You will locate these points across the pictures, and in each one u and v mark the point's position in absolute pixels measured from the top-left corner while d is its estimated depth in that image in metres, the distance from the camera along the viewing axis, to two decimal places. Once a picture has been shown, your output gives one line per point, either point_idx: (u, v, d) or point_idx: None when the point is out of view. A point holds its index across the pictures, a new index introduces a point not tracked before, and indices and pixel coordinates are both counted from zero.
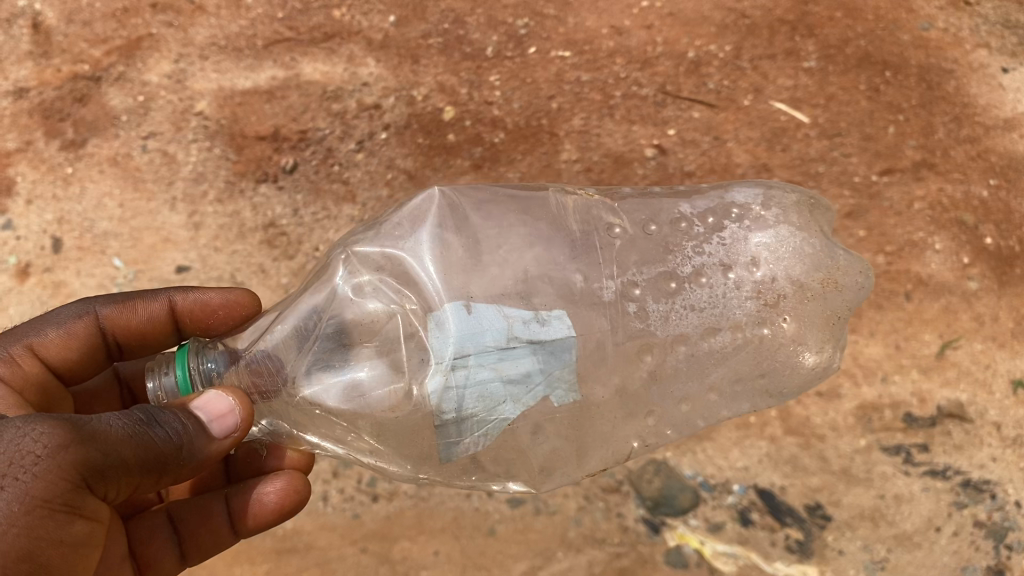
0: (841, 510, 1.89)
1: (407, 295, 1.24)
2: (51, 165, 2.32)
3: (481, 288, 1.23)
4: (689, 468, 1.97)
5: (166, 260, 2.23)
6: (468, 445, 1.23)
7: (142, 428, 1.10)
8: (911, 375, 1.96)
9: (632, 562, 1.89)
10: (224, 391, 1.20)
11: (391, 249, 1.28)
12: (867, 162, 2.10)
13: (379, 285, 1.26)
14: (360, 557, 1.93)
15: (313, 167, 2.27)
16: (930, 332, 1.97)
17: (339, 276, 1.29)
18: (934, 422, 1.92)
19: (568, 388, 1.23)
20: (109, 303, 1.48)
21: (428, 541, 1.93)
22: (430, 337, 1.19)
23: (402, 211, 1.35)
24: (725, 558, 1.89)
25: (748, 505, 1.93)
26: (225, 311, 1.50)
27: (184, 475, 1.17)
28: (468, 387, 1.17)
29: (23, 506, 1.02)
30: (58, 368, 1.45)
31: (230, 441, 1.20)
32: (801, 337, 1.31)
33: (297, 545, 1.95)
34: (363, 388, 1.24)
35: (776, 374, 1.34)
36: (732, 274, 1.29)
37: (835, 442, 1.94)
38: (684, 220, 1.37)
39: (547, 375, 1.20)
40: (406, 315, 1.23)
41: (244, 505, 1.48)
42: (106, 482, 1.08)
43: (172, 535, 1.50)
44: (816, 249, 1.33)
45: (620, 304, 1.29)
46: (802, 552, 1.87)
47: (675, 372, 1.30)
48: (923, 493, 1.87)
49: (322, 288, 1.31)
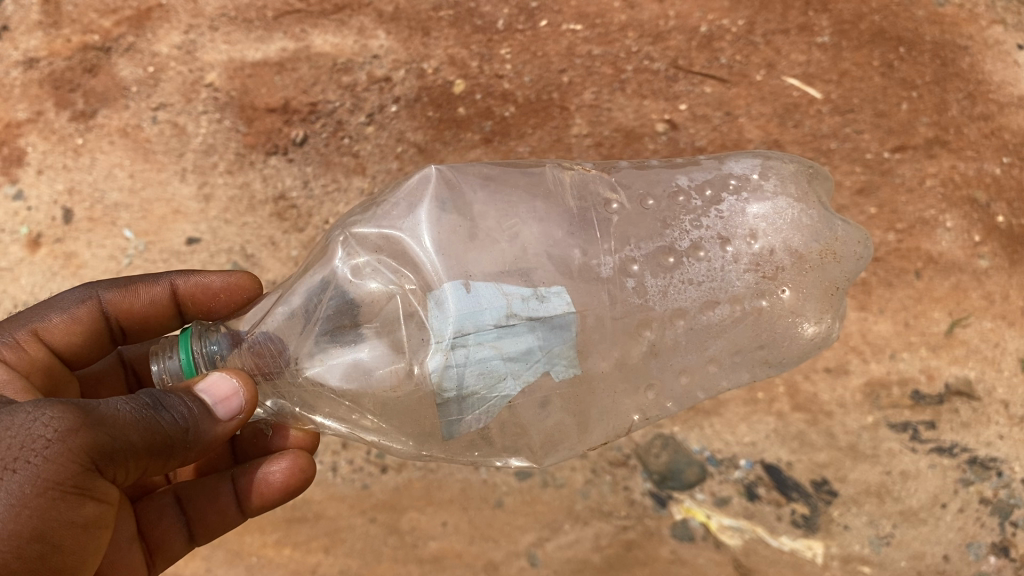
0: (848, 485, 1.91)
1: (406, 275, 1.24)
2: (61, 136, 2.32)
3: (479, 268, 1.23)
4: (697, 442, 1.98)
5: (177, 233, 2.23)
6: (470, 422, 1.23)
7: (150, 412, 1.11)
8: (919, 352, 1.97)
9: (638, 535, 1.90)
10: (228, 373, 1.21)
11: (388, 229, 1.27)
12: (880, 139, 2.09)
13: (378, 265, 1.26)
14: (370, 527, 1.93)
15: (323, 139, 2.27)
16: (939, 310, 1.98)
17: (337, 258, 1.29)
18: (942, 399, 1.93)
19: (569, 363, 1.24)
20: (111, 287, 1.48)
21: (437, 511, 1.93)
22: (430, 317, 1.20)
23: (399, 190, 1.34)
24: (731, 532, 1.90)
25: (755, 480, 1.94)
26: (227, 295, 1.51)
27: (189, 459, 1.19)
28: (469, 365, 1.18)
29: (35, 488, 1.02)
30: (63, 352, 1.46)
31: (236, 422, 1.21)
32: (799, 308, 1.32)
33: (306, 515, 1.95)
34: (366, 367, 1.25)
35: (776, 345, 1.35)
36: (730, 247, 1.29)
37: (842, 419, 1.96)
38: (682, 192, 1.36)
39: (548, 352, 1.21)
40: (406, 296, 1.23)
41: (249, 485, 1.49)
42: (118, 465, 1.09)
43: (181, 515, 1.52)
44: (814, 220, 1.33)
45: (619, 279, 1.29)
46: (808, 527, 1.89)
47: (674, 345, 1.31)
48: (929, 470, 1.88)
49: (322, 267, 1.31)
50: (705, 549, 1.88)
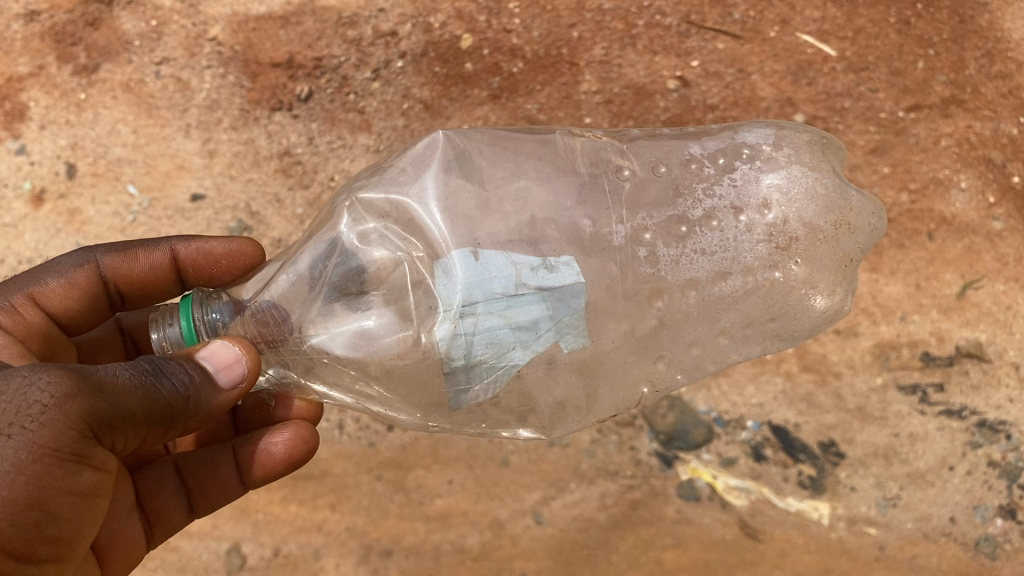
0: (855, 447, 1.91)
1: (413, 243, 1.22)
2: (64, 91, 2.26)
3: (488, 235, 1.21)
4: (704, 403, 1.96)
5: (181, 189, 2.23)
6: (478, 392, 1.24)
7: (149, 378, 1.10)
8: (930, 315, 1.96)
9: (645, 495, 1.89)
10: (230, 340, 1.20)
11: (395, 195, 1.26)
12: (895, 97, 2.03)
13: (385, 233, 1.24)
14: (376, 485, 1.90)
15: (328, 95, 2.22)
16: (951, 272, 1.97)
17: (344, 224, 1.27)
18: (952, 361, 1.93)
19: (578, 333, 1.22)
20: (110, 251, 1.47)
21: (442, 470, 1.91)
22: (437, 285, 1.18)
23: (406, 155, 1.32)
24: (737, 492, 1.89)
25: (762, 441, 1.93)
26: (228, 261, 1.49)
27: (190, 427, 1.17)
28: (477, 333, 1.17)
29: (31, 455, 1.01)
30: (60, 318, 1.44)
31: (238, 389, 1.19)
32: (813, 280, 1.30)
33: (312, 472, 1.92)
34: (372, 335, 1.23)
35: (788, 317, 1.33)
36: (743, 216, 1.27)
37: (851, 380, 1.95)
38: (694, 160, 1.33)
39: (557, 322, 1.20)
40: (413, 263, 1.21)
41: (249, 456, 1.48)
42: (116, 432, 1.08)
43: (179, 483, 1.51)
44: (828, 189, 1.30)
45: (630, 248, 1.27)
46: (815, 488, 1.88)
47: (685, 317, 1.29)
48: (937, 433, 1.88)
49: (328, 233, 1.29)
50: (711, 509, 1.87)
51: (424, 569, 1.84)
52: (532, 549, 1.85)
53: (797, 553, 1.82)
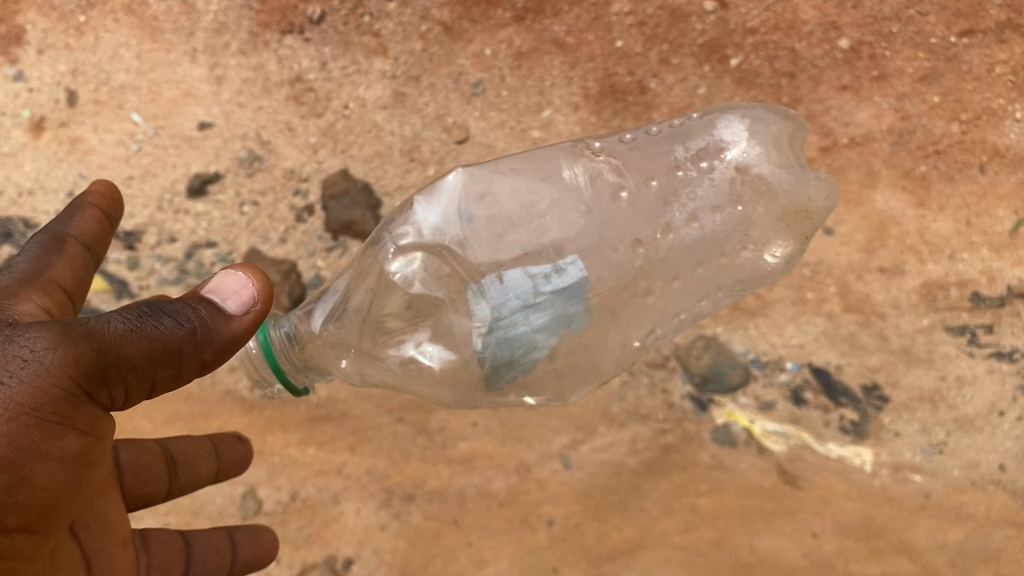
0: (899, 391, 1.81)
1: (451, 283, 1.36)
2: (63, 13, 2.08)
3: (509, 254, 1.38)
4: (741, 344, 1.86)
5: (188, 117, 2.07)
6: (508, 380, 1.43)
7: (140, 317, 0.94)
8: (981, 253, 1.85)
9: (677, 440, 1.80)
10: (234, 267, 1.02)
11: (432, 236, 1.41)
12: (947, 22, 1.87)
13: (424, 267, 1.39)
14: (397, 428, 1.80)
15: (341, 18, 2.06)
16: (1004, 208, 1.85)
17: (391, 268, 1.40)
18: (1003, 303, 1.82)
19: (581, 316, 1.38)
20: (58, 225, 1.33)
21: (466, 412, 1.81)
22: (472, 300, 1.36)
23: (434, 197, 1.45)
24: (775, 437, 1.80)
25: (802, 384, 1.83)
26: (108, 201, 1.41)
27: (211, 362, 1.00)
28: (502, 341, 1.34)
29: (6, 413, 0.89)
30: (75, 293, 1.28)
31: (255, 315, 1.01)
32: (767, 242, 1.50)
33: (331, 413, 1.81)
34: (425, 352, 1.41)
35: (751, 278, 1.59)
36: (719, 213, 1.44)
37: (895, 320, 1.86)
38: (680, 166, 1.45)
39: (566, 316, 1.37)
40: (453, 303, 1.37)
41: (236, 438, 1.54)
42: (110, 383, 0.94)
43: (168, 463, 1.43)
44: (790, 180, 1.45)
45: (631, 261, 1.42)
46: (857, 434, 1.79)
47: (653, 300, 1.48)
48: (987, 376, 1.78)
49: (372, 282, 1.40)
50: (747, 455, 1.79)
51: (450, 514, 1.76)
52: (561, 494, 1.76)
53: (838, 501, 1.73)
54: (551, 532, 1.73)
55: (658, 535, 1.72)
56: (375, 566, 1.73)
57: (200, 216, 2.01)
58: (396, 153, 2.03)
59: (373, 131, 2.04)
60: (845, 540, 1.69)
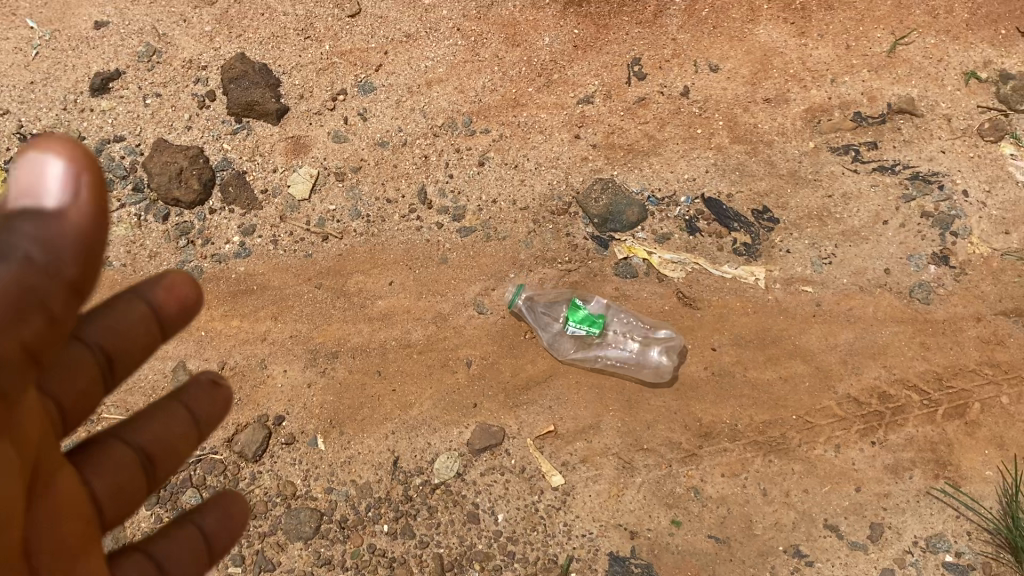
0: (789, 212, 1.90)
1: (599, 357, 1.81)
2: None
3: (604, 354, 1.81)
4: (637, 184, 1.94)
5: (83, 17, 2.11)
6: (596, 342, 1.81)
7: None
8: (861, 76, 2.00)
9: (582, 277, 1.88)
10: (22, 157, 0.86)
11: (573, 352, 1.82)
12: None
13: (581, 350, 1.82)
14: (316, 293, 1.89)
15: None
16: (881, 31, 2.04)
17: (561, 345, 1.82)
18: (884, 120, 1.96)
19: (622, 348, 1.80)
20: None
21: (382, 273, 1.90)
22: (590, 354, 1.81)
23: (560, 343, 1.82)
24: (673, 266, 1.87)
25: (695, 215, 1.91)
26: None
27: (74, 277, 0.87)
28: (607, 351, 1.81)
29: None
30: None
31: (86, 190, 0.86)
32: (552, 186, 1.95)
33: (252, 287, 1.90)
34: (578, 340, 1.82)
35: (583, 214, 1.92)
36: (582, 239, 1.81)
37: (782, 147, 1.95)
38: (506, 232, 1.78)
39: (624, 347, 1.80)
40: (603, 358, 1.80)
41: (214, 381, 1.19)
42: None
43: (141, 459, 1.15)
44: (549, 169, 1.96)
45: (606, 342, 1.81)
46: (749, 254, 1.87)
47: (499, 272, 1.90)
48: (871, 190, 1.90)
49: (540, 327, 1.84)
50: (649, 284, 1.86)
51: (372, 366, 1.83)
52: (476, 337, 1.85)
53: (734, 316, 1.83)
54: (470, 372, 1.82)
55: (564, 365, 1.81)
56: (306, 421, 1.79)
57: (105, 112, 2.03)
58: (292, 33, 2.10)
59: (267, 13, 2.12)
60: (743, 351, 1.80)
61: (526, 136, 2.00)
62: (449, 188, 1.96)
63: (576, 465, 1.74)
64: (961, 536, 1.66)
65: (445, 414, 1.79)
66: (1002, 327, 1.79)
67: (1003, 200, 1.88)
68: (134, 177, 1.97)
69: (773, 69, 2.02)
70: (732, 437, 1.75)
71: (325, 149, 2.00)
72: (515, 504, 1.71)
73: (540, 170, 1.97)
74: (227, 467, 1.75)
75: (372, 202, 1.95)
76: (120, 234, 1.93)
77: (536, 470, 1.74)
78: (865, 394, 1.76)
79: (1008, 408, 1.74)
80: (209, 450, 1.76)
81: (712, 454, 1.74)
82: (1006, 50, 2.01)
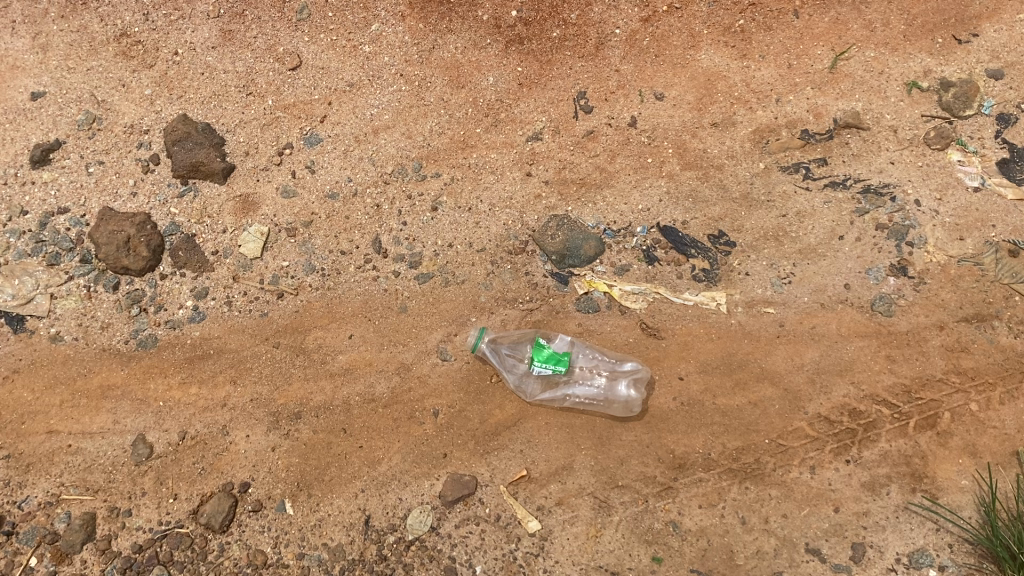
0: (745, 234, 1.90)
1: (568, 397, 1.77)
2: None
3: (573, 394, 1.77)
4: (592, 218, 1.93)
5: (17, 88, 2.06)
6: (565, 381, 1.77)
7: None
8: (806, 94, 2.01)
9: (544, 316, 1.86)
10: None
11: (542, 394, 1.78)
12: None
13: (550, 391, 1.77)
14: (275, 352, 1.85)
15: None
16: (822, 47, 2.04)
17: (530, 388, 1.78)
18: (831, 135, 1.97)
19: (590, 386, 1.77)
20: None
21: (342, 327, 1.87)
22: (559, 395, 1.77)
23: (528, 386, 1.78)
24: (634, 297, 1.86)
25: (652, 244, 1.90)
26: None
27: None
28: (576, 388, 1.77)
29: None
30: None
31: None
32: (506, 225, 1.93)
33: (209, 351, 1.86)
34: (546, 381, 1.77)
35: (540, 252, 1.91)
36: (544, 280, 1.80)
37: (732, 170, 1.96)
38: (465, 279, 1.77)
39: (592, 384, 1.77)
40: (572, 397, 1.77)
41: None
42: None
43: None
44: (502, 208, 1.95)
45: (573, 380, 1.77)
46: (709, 280, 1.86)
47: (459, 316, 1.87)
48: (824, 207, 1.90)
49: (507, 371, 1.79)
50: (611, 317, 1.85)
51: (337, 423, 1.80)
52: (441, 386, 1.82)
53: (699, 343, 1.82)
54: (438, 422, 1.79)
55: (532, 406, 1.79)
56: (273, 486, 1.75)
57: (47, 184, 1.98)
58: (233, 90, 2.07)
59: (207, 72, 2.09)
60: (711, 378, 1.79)
61: (477, 177, 1.99)
62: (403, 235, 1.93)
63: (552, 509, 1.72)
64: (943, 549, 1.65)
65: (415, 467, 1.76)
66: (965, 334, 1.78)
67: (955, 206, 1.88)
68: (81, 249, 1.93)
69: (719, 93, 2.03)
70: (706, 467, 1.73)
71: (275, 206, 1.97)
72: (493, 554, 1.69)
73: (495, 211, 1.95)
74: (194, 541, 1.71)
75: (326, 255, 1.93)
76: (71, 307, 1.89)
77: (511, 517, 1.71)
78: (835, 412, 1.75)
79: (977, 415, 1.73)
80: (175, 523, 1.73)
81: (688, 485, 1.72)
82: (946, 58, 2.01)
